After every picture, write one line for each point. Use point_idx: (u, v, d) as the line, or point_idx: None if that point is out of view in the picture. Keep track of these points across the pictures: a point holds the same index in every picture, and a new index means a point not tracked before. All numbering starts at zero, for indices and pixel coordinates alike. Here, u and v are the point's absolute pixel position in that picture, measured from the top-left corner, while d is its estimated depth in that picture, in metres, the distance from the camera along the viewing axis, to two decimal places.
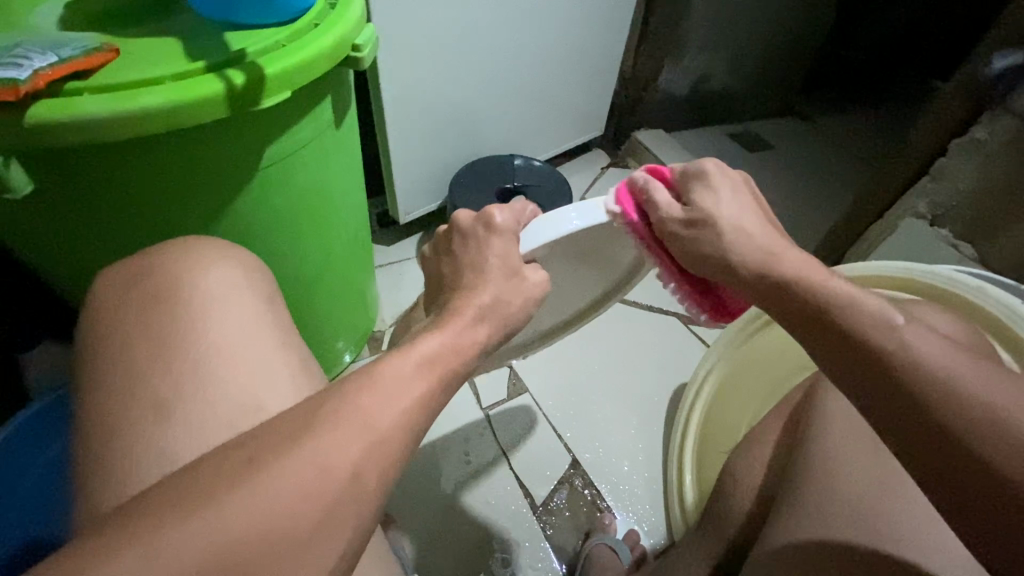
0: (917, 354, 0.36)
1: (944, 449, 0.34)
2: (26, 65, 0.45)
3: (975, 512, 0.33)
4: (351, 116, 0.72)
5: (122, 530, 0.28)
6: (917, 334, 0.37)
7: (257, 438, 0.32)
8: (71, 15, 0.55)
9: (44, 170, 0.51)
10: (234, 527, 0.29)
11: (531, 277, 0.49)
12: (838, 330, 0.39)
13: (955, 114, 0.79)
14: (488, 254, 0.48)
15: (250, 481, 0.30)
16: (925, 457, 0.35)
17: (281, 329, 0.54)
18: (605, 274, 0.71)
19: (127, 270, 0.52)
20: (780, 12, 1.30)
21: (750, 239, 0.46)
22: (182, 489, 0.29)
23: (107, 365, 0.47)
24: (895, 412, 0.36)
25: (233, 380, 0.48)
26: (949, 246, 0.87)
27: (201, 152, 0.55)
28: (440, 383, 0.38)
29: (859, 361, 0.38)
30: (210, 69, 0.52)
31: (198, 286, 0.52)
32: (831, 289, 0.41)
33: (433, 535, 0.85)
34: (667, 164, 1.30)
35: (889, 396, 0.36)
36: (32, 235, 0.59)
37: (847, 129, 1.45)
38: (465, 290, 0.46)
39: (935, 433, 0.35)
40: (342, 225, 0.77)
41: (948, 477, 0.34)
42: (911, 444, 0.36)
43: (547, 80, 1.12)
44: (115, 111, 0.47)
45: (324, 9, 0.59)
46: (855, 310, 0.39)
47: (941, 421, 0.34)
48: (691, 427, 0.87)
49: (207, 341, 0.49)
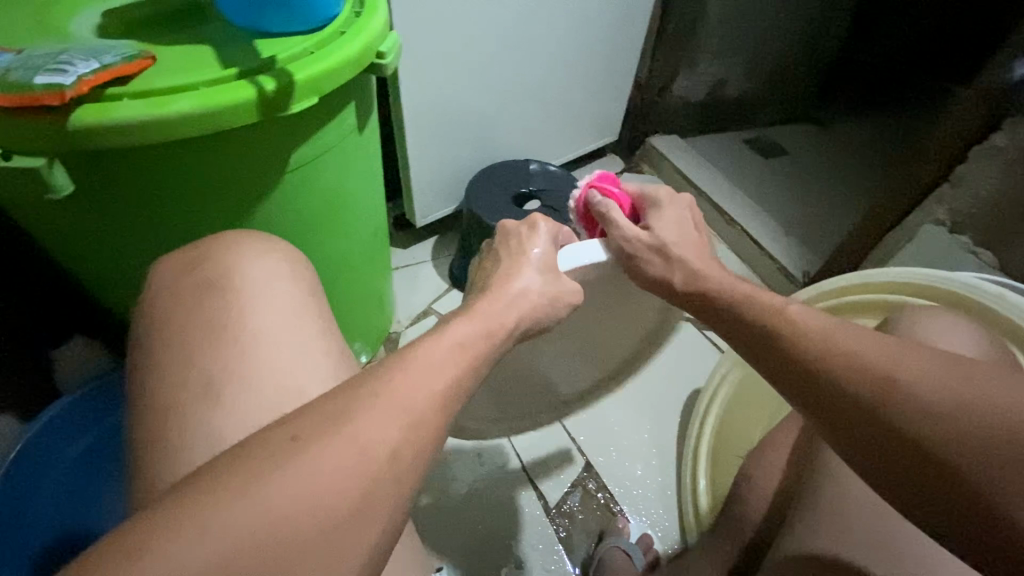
0: (819, 340, 0.43)
1: (840, 413, 0.41)
2: (71, 71, 0.47)
3: (872, 460, 0.39)
4: (373, 120, 0.73)
5: (192, 498, 0.29)
6: (809, 317, 0.46)
7: (299, 419, 0.33)
8: (107, 24, 0.57)
9: (83, 171, 0.53)
10: (296, 495, 0.30)
11: (564, 283, 0.52)
12: (765, 340, 0.47)
13: (976, 120, 0.78)
14: (530, 247, 0.53)
15: (304, 455, 0.31)
16: (872, 454, 0.39)
17: (320, 321, 0.55)
18: (622, 336, 0.88)
19: (172, 266, 0.54)
20: (795, 19, 1.30)
21: (694, 272, 0.54)
22: (238, 466, 0.31)
23: (149, 355, 0.49)
24: (803, 394, 0.43)
25: (272, 367, 0.49)
26: (968, 253, 0.88)
27: (231, 155, 0.57)
28: (467, 373, 0.39)
29: (767, 349, 0.46)
30: (242, 75, 0.53)
31: (244, 279, 0.53)
32: (740, 296, 0.51)
33: (447, 535, 0.86)
34: (681, 169, 1.31)
35: (790, 374, 0.44)
36: (67, 235, 0.62)
37: (864, 135, 1.44)
38: (501, 277, 0.50)
39: (827, 400, 0.41)
40: (362, 228, 0.79)
41: (871, 445, 0.39)
42: (840, 430, 0.41)
43: (564, 87, 1.13)
44: (154, 116, 0.49)
45: (350, 16, 0.61)
46: (774, 321, 0.47)
47: (840, 387, 0.41)
48: (704, 436, 0.87)
49: (249, 332, 0.50)
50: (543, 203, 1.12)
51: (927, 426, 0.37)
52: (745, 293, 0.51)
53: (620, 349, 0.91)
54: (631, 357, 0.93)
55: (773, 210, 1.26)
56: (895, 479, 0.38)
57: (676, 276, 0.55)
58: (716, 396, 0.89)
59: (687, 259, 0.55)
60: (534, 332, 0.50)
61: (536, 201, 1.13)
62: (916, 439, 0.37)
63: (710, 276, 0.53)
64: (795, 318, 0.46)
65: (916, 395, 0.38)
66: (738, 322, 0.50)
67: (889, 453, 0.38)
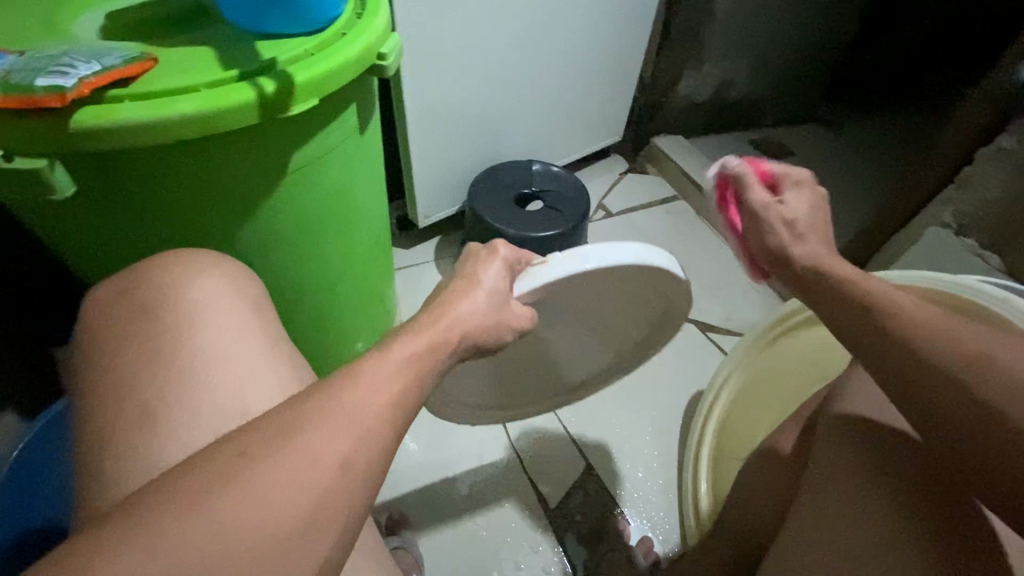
0: (911, 315, 0.43)
1: (926, 388, 0.41)
2: (72, 73, 0.48)
3: (959, 436, 0.41)
4: (375, 121, 0.73)
5: (180, 499, 0.30)
6: (896, 292, 0.45)
7: (259, 429, 0.33)
8: (111, 26, 0.58)
9: (85, 173, 0.54)
10: (263, 501, 0.31)
11: (514, 310, 0.51)
12: (851, 310, 0.46)
13: (981, 122, 0.79)
14: (481, 273, 0.51)
15: (294, 455, 0.32)
16: (961, 433, 0.40)
17: (262, 334, 0.54)
18: (623, 331, 0.74)
19: (122, 283, 0.54)
20: (801, 18, 1.30)
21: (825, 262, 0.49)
22: (231, 465, 0.32)
23: (133, 359, 0.50)
24: (885, 363, 0.43)
25: (225, 387, 0.50)
26: (974, 255, 0.85)
27: (232, 156, 0.57)
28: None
29: (850, 317, 0.46)
30: (243, 77, 0.54)
31: (182, 297, 0.53)
32: (841, 273, 0.48)
33: (444, 534, 0.86)
34: (685, 169, 1.30)
35: (877, 346, 0.44)
36: (69, 235, 0.62)
37: (870, 135, 1.43)
38: (449, 296, 0.49)
39: (913, 374, 0.42)
40: (364, 228, 0.79)
41: (965, 422, 0.40)
42: (926, 407, 0.42)
43: (568, 87, 1.13)
44: (154, 117, 0.50)
45: (351, 18, 0.61)
46: (857, 293, 0.46)
47: (927, 362, 0.41)
48: (705, 439, 0.87)
49: (206, 344, 0.51)
50: (545, 203, 1.11)
51: (1012, 401, 0.39)
52: (837, 264, 0.49)
53: (630, 333, 0.75)
54: (650, 336, 0.76)
55: None
56: (967, 448, 0.40)
57: (798, 250, 0.50)
58: (718, 399, 0.89)
59: (799, 216, 0.51)
60: (481, 352, 0.50)
61: (538, 202, 1.13)
62: (1004, 416, 0.39)
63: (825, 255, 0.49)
64: (878, 290, 0.46)
65: (1009, 375, 0.39)
66: (823, 288, 0.48)
67: (995, 439, 0.39)
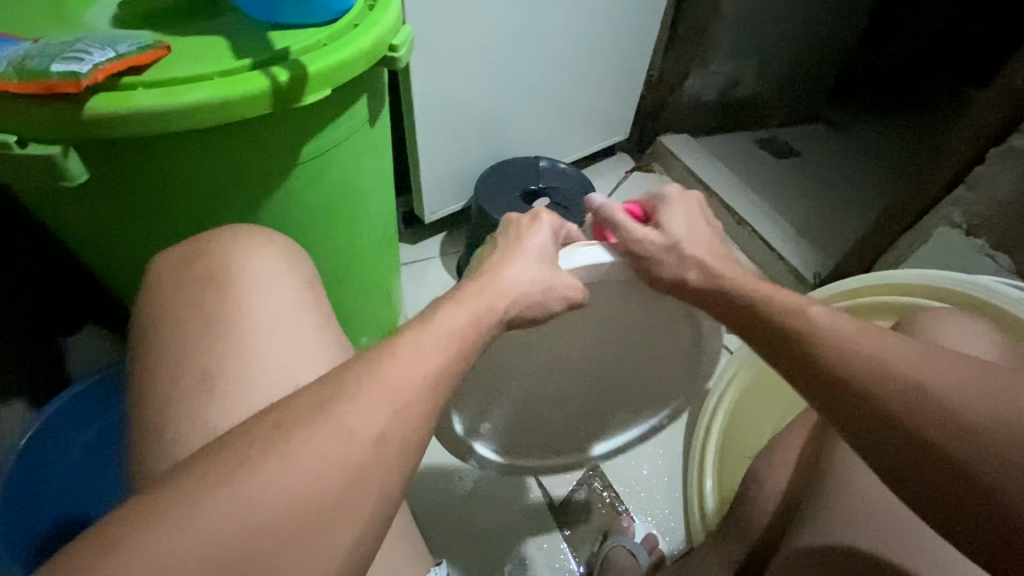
0: (833, 335, 0.44)
1: (866, 409, 0.40)
2: (87, 59, 0.48)
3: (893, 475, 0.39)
4: (385, 114, 0.73)
5: (191, 484, 0.30)
6: (830, 317, 0.46)
7: (286, 405, 0.34)
8: (123, 14, 0.58)
9: (98, 160, 0.54)
10: (278, 490, 0.30)
11: (562, 281, 0.50)
12: (772, 333, 0.48)
13: (992, 124, 0.78)
14: (529, 245, 0.52)
15: (303, 439, 0.32)
16: (892, 464, 0.38)
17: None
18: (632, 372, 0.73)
19: (150, 268, 0.54)
20: (808, 15, 1.29)
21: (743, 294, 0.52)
22: (239, 448, 0.32)
23: (142, 344, 0.50)
24: (822, 389, 0.43)
25: (259, 368, 0.49)
26: (985, 256, 0.87)
27: (247, 146, 0.57)
28: (457, 358, 0.40)
29: (787, 348, 0.47)
30: (256, 66, 0.54)
31: (207, 281, 0.52)
32: (758, 298, 0.51)
33: (450, 529, 0.86)
34: (691, 170, 1.31)
35: (823, 375, 0.43)
36: (77, 223, 0.62)
37: (879, 135, 1.42)
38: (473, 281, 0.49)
39: (851, 405, 0.41)
40: (372, 222, 0.78)
41: (894, 458, 0.38)
42: (858, 436, 0.40)
43: (575, 82, 1.12)
44: (168, 105, 0.50)
45: (363, 9, 0.61)
46: (787, 317, 0.48)
47: (861, 390, 0.40)
48: (710, 437, 0.86)
49: (240, 320, 0.51)
50: (552, 200, 1.12)
51: (944, 426, 0.36)
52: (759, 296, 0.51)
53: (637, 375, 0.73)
54: (643, 373, 0.74)
55: (785, 209, 1.26)
56: (921, 491, 0.37)
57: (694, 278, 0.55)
58: (724, 396, 0.89)
59: (700, 254, 0.55)
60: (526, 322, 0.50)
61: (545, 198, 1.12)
62: (949, 445, 0.36)
63: (714, 273, 0.54)
64: (810, 315, 0.47)
65: (949, 401, 0.37)
66: (750, 317, 0.51)
67: (928, 466, 0.37)
